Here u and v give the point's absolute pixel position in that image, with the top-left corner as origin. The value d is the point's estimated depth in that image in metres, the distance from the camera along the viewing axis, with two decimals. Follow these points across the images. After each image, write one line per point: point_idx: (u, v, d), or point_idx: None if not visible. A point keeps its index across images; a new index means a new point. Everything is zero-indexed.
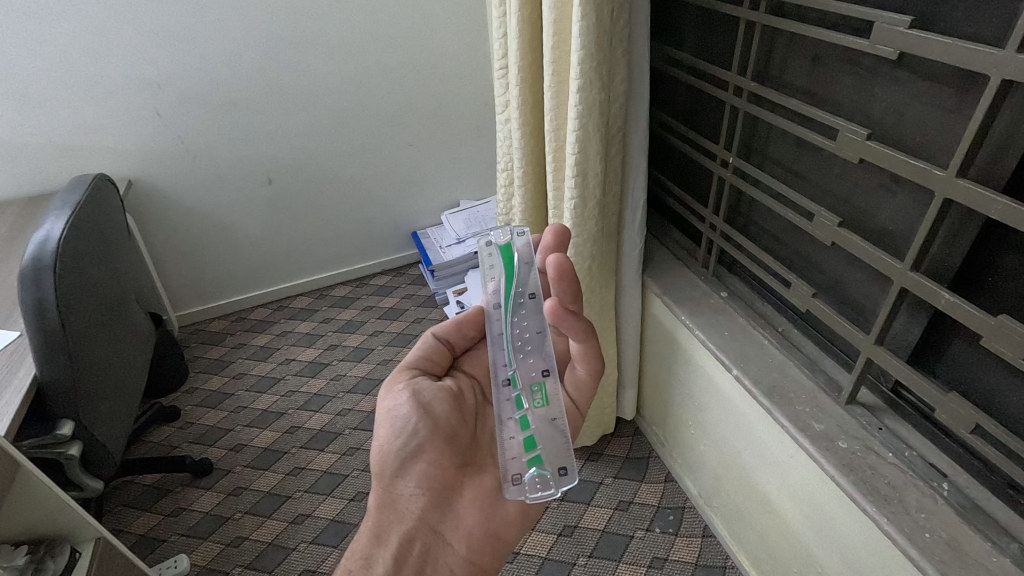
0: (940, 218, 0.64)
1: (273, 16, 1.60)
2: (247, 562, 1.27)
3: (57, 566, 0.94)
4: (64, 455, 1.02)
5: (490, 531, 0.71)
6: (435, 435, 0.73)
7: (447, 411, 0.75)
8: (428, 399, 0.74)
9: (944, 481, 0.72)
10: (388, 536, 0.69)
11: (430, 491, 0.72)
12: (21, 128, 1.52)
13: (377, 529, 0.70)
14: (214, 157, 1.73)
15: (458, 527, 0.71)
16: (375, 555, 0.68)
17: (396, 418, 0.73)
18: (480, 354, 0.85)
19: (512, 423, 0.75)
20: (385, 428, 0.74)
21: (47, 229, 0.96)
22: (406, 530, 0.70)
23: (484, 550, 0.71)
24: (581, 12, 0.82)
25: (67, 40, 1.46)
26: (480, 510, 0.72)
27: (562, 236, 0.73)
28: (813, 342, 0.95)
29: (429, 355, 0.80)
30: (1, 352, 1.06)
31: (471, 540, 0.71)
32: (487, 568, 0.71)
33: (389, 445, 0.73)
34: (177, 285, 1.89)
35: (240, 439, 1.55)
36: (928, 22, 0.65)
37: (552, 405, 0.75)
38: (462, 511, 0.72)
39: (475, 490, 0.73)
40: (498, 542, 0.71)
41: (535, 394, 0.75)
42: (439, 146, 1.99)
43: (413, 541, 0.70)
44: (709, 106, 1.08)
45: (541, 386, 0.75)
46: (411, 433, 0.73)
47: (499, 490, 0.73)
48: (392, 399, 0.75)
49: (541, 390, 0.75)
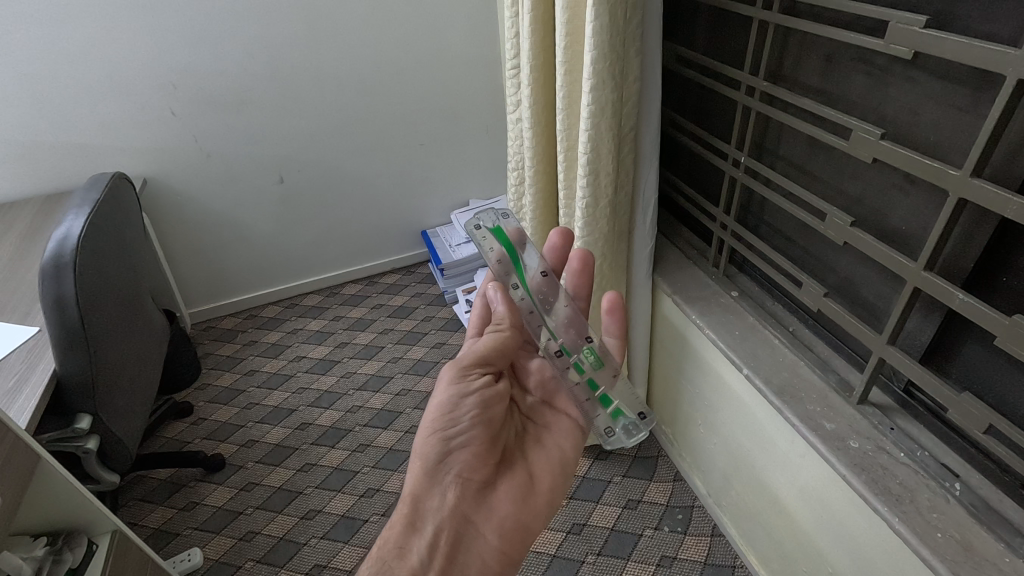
0: (954, 218, 0.64)
1: (287, 15, 1.61)
2: (259, 556, 1.28)
3: (75, 558, 0.95)
4: (82, 449, 1.05)
5: (522, 522, 0.73)
6: (479, 428, 0.74)
7: (493, 405, 0.75)
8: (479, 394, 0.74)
9: (956, 481, 0.72)
10: (422, 525, 0.70)
11: (468, 482, 0.72)
12: (39, 127, 1.55)
13: (413, 518, 0.70)
14: (228, 156, 1.75)
15: (491, 521, 0.73)
16: (411, 543, 0.68)
17: (446, 409, 0.73)
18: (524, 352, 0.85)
19: (583, 386, 0.80)
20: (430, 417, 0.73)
21: (68, 226, 0.98)
22: (442, 519, 0.70)
23: (514, 541, 0.73)
24: (594, 12, 0.83)
25: (85, 41, 1.48)
26: (515, 507, 0.74)
27: (568, 234, 0.87)
28: (824, 341, 0.95)
29: (492, 350, 0.76)
30: (21, 347, 1.08)
31: (503, 531, 0.72)
32: (515, 558, 0.72)
33: (433, 435, 0.72)
34: (189, 283, 1.91)
35: (251, 435, 1.56)
36: (943, 22, 0.65)
37: (608, 363, 0.82)
38: (496, 502, 0.73)
39: (510, 482, 0.75)
40: (528, 533, 0.74)
41: (591, 358, 0.82)
42: (449, 145, 2.00)
43: (448, 530, 0.70)
44: (720, 105, 1.08)
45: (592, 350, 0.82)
46: (459, 426, 0.72)
47: (531, 483, 0.76)
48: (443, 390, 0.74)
49: (593, 352, 0.82)
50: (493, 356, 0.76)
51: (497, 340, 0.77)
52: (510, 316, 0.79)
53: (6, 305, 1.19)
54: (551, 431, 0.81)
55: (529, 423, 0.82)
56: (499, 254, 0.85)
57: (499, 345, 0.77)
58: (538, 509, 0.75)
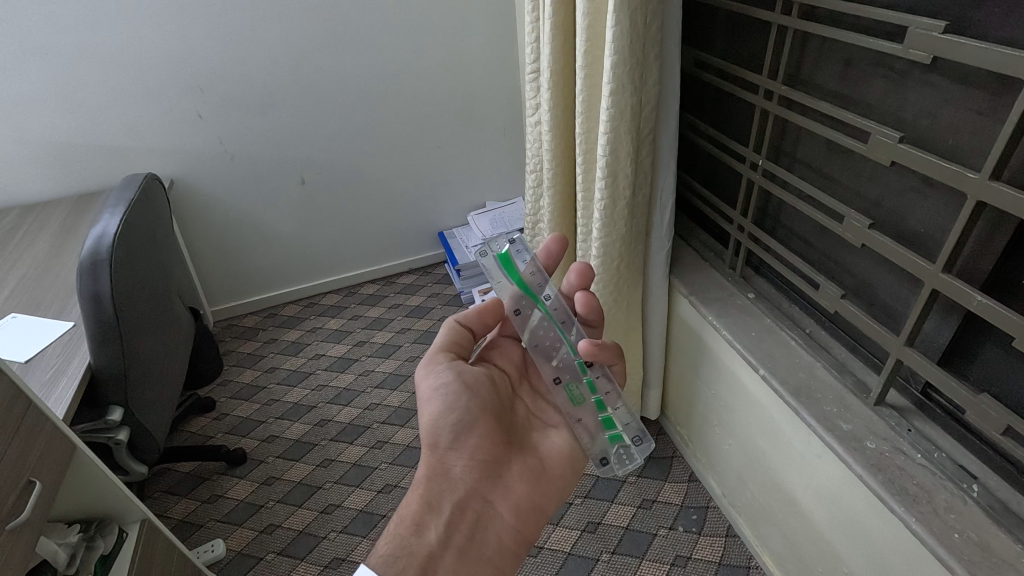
0: (972, 220, 0.65)
1: (312, 20, 1.65)
2: (279, 549, 1.31)
3: (107, 544, 0.99)
4: (114, 440, 1.08)
5: (536, 503, 0.76)
6: (486, 413, 0.75)
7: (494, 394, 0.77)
8: (473, 381, 0.76)
9: (974, 483, 0.72)
10: (439, 504, 0.72)
11: (480, 465, 0.74)
12: (73, 130, 1.60)
13: (429, 499, 0.72)
14: (251, 157, 1.79)
15: (505, 502, 0.75)
16: (428, 522, 0.70)
17: (453, 399, 0.74)
18: (511, 345, 0.87)
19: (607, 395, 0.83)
20: (437, 407, 0.74)
21: (104, 225, 1.01)
22: (459, 499, 0.73)
23: (528, 521, 0.75)
24: (615, 18, 0.84)
25: (119, 46, 1.53)
26: (526, 487, 0.76)
27: (588, 273, 0.82)
28: (841, 343, 0.95)
29: (454, 344, 0.80)
30: (57, 341, 1.12)
31: (517, 511, 0.75)
32: (529, 535, 0.76)
33: (440, 423, 0.74)
34: (212, 282, 1.96)
35: (272, 431, 1.60)
36: (962, 28, 0.66)
37: (576, 408, 0.81)
38: (510, 484, 0.76)
39: (522, 466, 0.77)
40: (541, 514, 0.76)
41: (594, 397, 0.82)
42: (467, 147, 2.02)
43: (465, 510, 0.72)
44: (739, 109, 1.09)
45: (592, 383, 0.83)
46: (467, 415, 0.74)
47: (544, 467, 0.78)
48: (442, 381, 0.75)
49: (574, 391, 0.82)
50: (460, 353, 0.80)
51: (451, 338, 0.80)
52: (475, 319, 0.81)
53: (41, 302, 1.23)
54: (557, 421, 0.82)
55: (537, 412, 0.83)
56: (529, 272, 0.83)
57: (459, 341, 0.80)
58: (550, 490, 0.77)
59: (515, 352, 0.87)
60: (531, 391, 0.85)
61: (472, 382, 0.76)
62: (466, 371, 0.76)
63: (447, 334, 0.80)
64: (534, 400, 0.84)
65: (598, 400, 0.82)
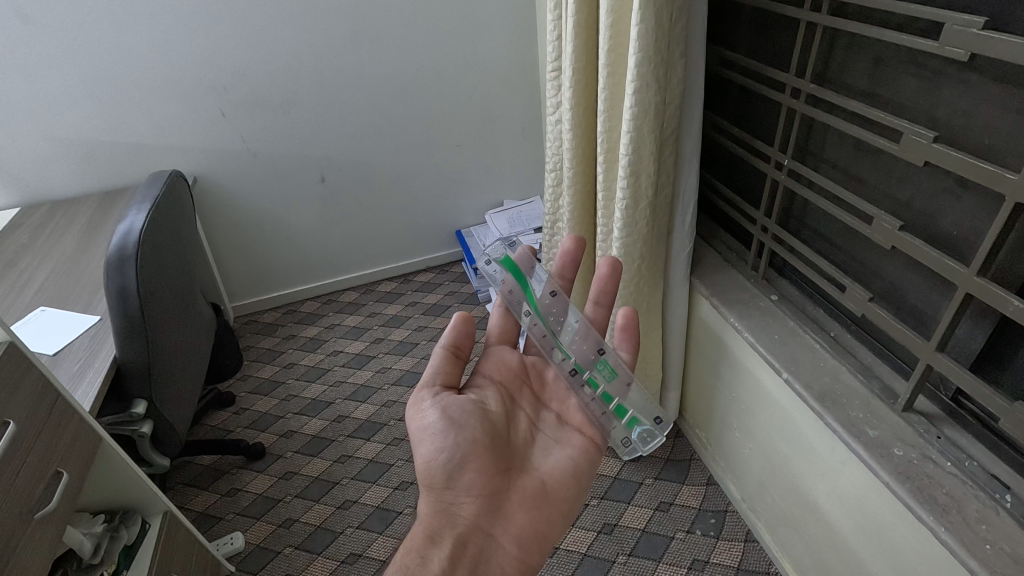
0: (1010, 222, 0.62)
1: (333, 19, 1.66)
2: (297, 543, 1.32)
3: (130, 536, 1.01)
4: (137, 433, 1.10)
5: (539, 530, 0.75)
6: (481, 446, 0.74)
7: (484, 424, 0.76)
8: (462, 416, 0.75)
9: (1006, 493, 0.70)
10: (441, 538, 0.71)
11: (479, 499, 0.73)
12: (101, 128, 1.63)
13: (431, 532, 0.71)
14: (273, 156, 1.81)
15: (508, 532, 0.74)
16: (431, 555, 0.69)
17: (448, 435, 0.73)
18: (489, 357, 0.86)
19: (598, 400, 0.88)
20: (433, 445, 0.73)
21: (130, 221, 1.03)
22: (460, 533, 0.71)
23: (534, 550, 0.75)
24: (640, 15, 0.83)
25: (144, 44, 1.55)
26: (528, 517, 0.75)
27: (581, 243, 0.88)
28: (867, 347, 0.93)
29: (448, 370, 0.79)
30: (85, 334, 1.14)
31: (521, 541, 0.74)
32: (534, 563, 0.75)
33: (437, 460, 0.72)
34: (234, 278, 1.99)
35: (291, 426, 1.61)
36: (1001, 23, 0.64)
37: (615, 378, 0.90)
38: (512, 513, 0.75)
39: (522, 495, 0.76)
40: (544, 542, 0.76)
41: (603, 371, 0.89)
42: (485, 145, 2.02)
43: (467, 543, 0.71)
44: (764, 107, 1.07)
45: (604, 363, 0.90)
46: (464, 448, 0.73)
47: (545, 494, 0.77)
48: (436, 417, 0.74)
49: (605, 365, 0.90)
50: (453, 379, 0.79)
51: (450, 361, 0.79)
52: (464, 340, 0.80)
53: (69, 295, 1.26)
54: (557, 443, 0.82)
55: (533, 434, 0.83)
56: (509, 286, 0.90)
57: (452, 366, 0.79)
58: (552, 517, 0.77)
59: (514, 365, 0.87)
60: (531, 409, 0.86)
61: (465, 417, 0.75)
62: (456, 403, 0.75)
63: (440, 359, 0.79)
64: (534, 411, 0.86)
65: (606, 394, 0.89)
